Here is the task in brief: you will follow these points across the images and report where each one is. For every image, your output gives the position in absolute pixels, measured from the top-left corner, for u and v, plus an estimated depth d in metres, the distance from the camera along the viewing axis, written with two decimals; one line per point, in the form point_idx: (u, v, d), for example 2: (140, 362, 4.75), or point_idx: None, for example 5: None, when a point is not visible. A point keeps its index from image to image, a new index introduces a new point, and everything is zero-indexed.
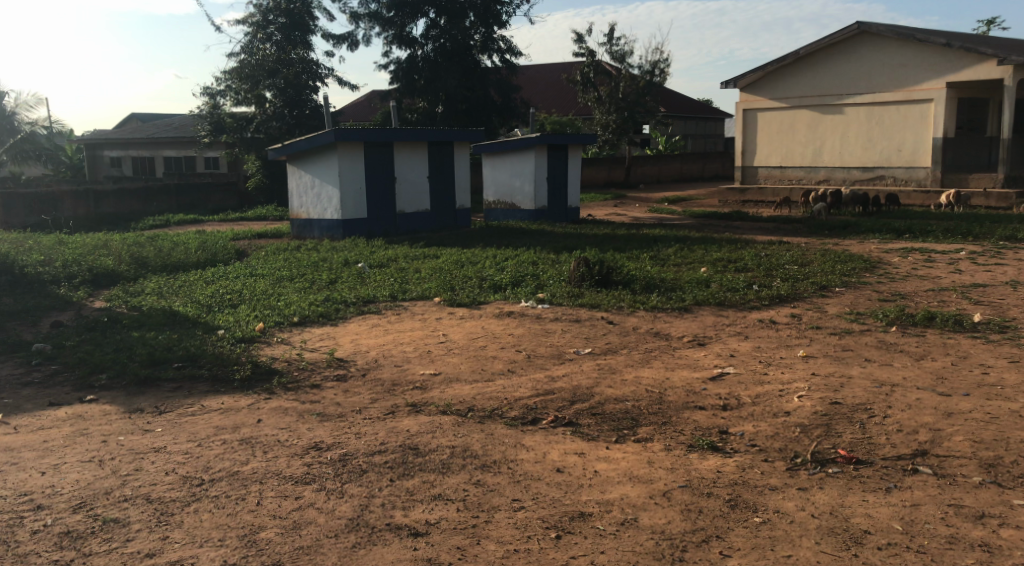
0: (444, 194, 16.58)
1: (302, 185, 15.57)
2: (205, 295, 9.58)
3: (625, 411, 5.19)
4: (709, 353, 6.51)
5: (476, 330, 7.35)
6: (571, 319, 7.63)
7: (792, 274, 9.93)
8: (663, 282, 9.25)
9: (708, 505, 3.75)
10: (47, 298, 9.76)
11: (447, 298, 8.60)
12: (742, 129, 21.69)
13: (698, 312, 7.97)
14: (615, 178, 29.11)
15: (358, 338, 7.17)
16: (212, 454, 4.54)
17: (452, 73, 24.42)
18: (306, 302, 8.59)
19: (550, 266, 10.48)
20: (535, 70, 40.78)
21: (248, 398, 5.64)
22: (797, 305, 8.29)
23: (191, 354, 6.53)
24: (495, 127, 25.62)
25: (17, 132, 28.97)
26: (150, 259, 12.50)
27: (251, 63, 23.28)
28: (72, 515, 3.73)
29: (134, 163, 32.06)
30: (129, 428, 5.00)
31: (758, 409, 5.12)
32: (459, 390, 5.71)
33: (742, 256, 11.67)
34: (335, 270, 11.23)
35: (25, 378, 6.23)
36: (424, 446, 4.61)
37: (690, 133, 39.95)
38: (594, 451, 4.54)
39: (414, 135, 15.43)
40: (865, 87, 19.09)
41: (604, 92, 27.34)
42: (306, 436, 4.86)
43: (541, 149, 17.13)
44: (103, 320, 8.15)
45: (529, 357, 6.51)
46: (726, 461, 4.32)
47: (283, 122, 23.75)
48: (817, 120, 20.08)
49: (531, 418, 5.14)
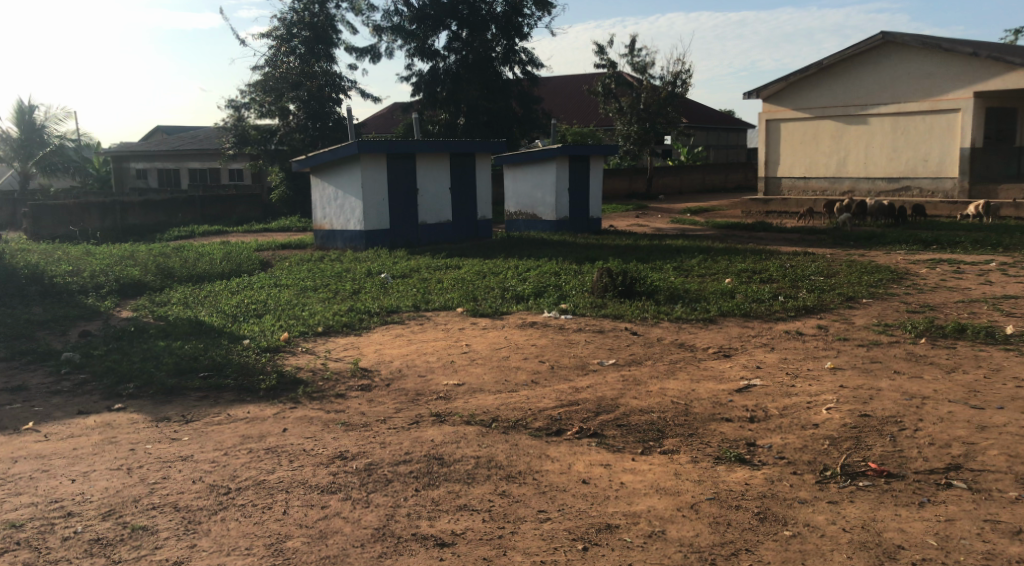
0: (466, 205, 16.62)
1: (326, 197, 15.70)
2: (230, 305, 9.67)
3: (650, 422, 5.16)
4: (735, 364, 6.46)
5: (499, 341, 7.35)
6: (594, 330, 7.60)
7: (818, 285, 9.83)
8: (687, 293, 9.19)
9: (736, 518, 3.69)
10: (75, 308, 9.92)
11: (470, 309, 8.61)
12: (764, 140, 21.56)
13: (723, 323, 7.91)
14: (637, 189, 29.05)
15: (382, 348, 7.19)
16: (239, 463, 4.57)
17: (473, 85, 24.57)
18: (329, 313, 8.64)
19: (572, 277, 10.46)
20: (556, 81, 40.90)
21: (273, 407, 5.68)
22: (823, 316, 8.20)
23: (216, 363, 6.59)
24: (516, 138, 25.71)
25: (47, 146, 29.60)
26: (176, 270, 12.66)
27: (275, 77, 23.54)
28: (102, 522, 3.77)
29: (160, 175, 32.51)
30: (156, 437, 5.05)
31: (785, 422, 5.06)
32: (483, 400, 5.71)
33: (767, 267, 11.57)
34: (358, 281, 11.29)
35: (55, 387, 6.32)
36: (448, 456, 4.60)
37: (713, 144, 39.78)
38: (620, 462, 4.51)
39: (436, 147, 15.51)
40: (890, 97, 18.90)
41: (625, 103, 27.34)
42: (331, 445, 4.87)
43: (562, 160, 17.15)
44: (130, 330, 8.26)
45: (552, 368, 6.49)
46: (754, 473, 4.27)
47: (306, 134, 23.98)
48: (841, 130, 19.91)
49: (555, 429, 5.11)
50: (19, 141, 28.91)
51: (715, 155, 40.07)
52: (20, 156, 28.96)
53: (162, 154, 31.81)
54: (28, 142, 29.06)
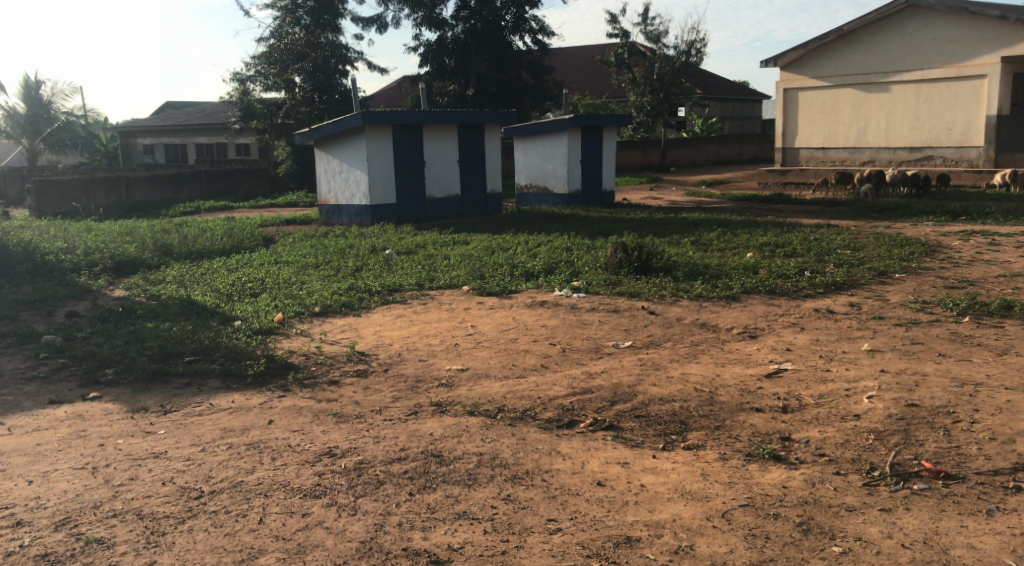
0: (474, 178, 16.07)
1: (330, 170, 15.20)
2: (226, 283, 9.22)
3: (672, 413, 4.67)
4: (763, 347, 5.94)
5: (506, 321, 6.86)
6: (608, 309, 7.09)
7: (845, 259, 9.24)
8: (707, 268, 8.66)
9: (775, 530, 3.21)
10: (66, 287, 9.51)
11: (476, 287, 8.11)
12: (781, 110, 20.71)
13: (747, 301, 7.38)
14: (650, 162, 28.36)
15: (381, 329, 6.74)
16: (216, 461, 4.12)
17: (482, 55, 23.84)
18: (328, 291, 8.17)
19: (584, 252, 9.93)
20: (566, 52, 39.96)
21: (262, 395, 5.22)
22: (854, 293, 7.65)
23: (204, 348, 6.15)
24: (527, 109, 25.04)
25: (55, 121, 29.24)
26: (174, 247, 12.23)
27: (280, 48, 22.94)
28: (52, 534, 3.33)
29: (167, 150, 31.95)
30: (129, 430, 4.61)
31: (822, 413, 4.56)
32: (488, 388, 5.23)
33: (790, 240, 11.00)
34: (362, 257, 10.83)
35: (30, 373, 5.89)
36: (447, 453, 4.14)
37: (727, 115, 38.89)
38: (638, 461, 4.03)
39: (443, 118, 14.92)
40: (914, 63, 18.07)
41: (638, 73, 26.54)
42: (319, 440, 4.41)
43: (574, 131, 16.51)
44: (118, 310, 7.82)
45: (564, 351, 6.00)
46: (791, 473, 3.78)
47: (312, 107, 23.28)
48: (862, 99, 19.07)
49: (566, 421, 4.64)
50: (27, 117, 28.51)
51: (729, 126, 39.19)
52: (28, 132, 28.62)
53: (168, 129, 31.26)
54: (35, 118, 28.67)
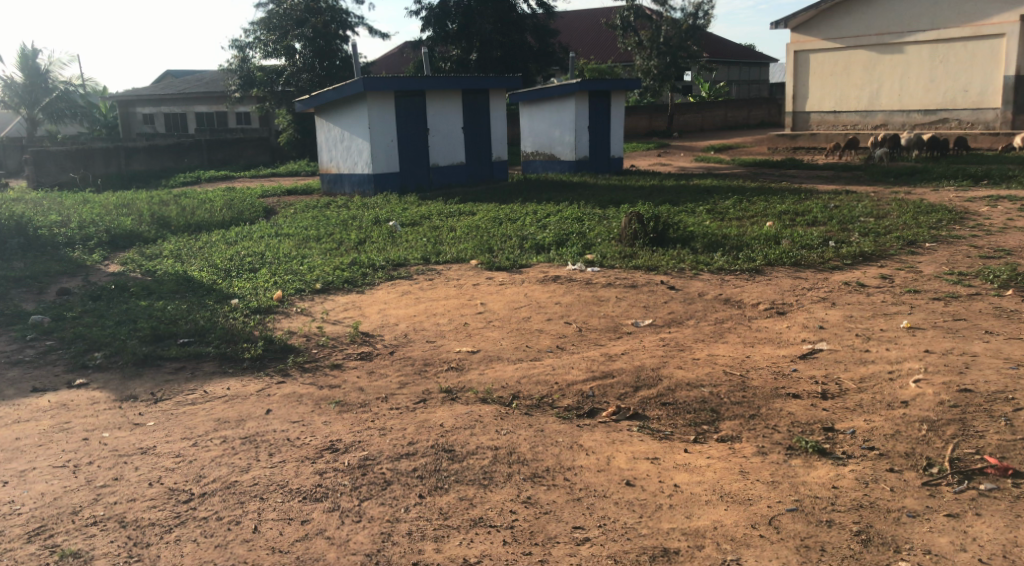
0: (480, 146, 15.58)
1: (332, 138, 14.73)
2: (224, 258, 8.84)
3: (702, 400, 4.31)
4: (793, 324, 5.55)
5: (518, 298, 6.48)
6: (626, 285, 6.70)
7: (870, 227, 8.81)
8: (727, 239, 8.23)
9: (829, 540, 2.89)
10: (59, 263, 9.14)
11: (485, 262, 7.71)
12: (792, 73, 19.88)
13: (772, 274, 6.97)
14: (657, 128, 27.77)
15: (386, 308, 6.36)
16: (208, 458, 3.79)
17: (487, 18, 23.18)
18: (329, 267, 7.78)
19: (596, 223, 9.52)
20: (571, 16, 38.99)
21: (259, 381, 4.88)
22: (884, 264, 7.21)
23: (199, 329, 5.80)
24: (532, 74, 24.39)
25: (53, 91, 28.69)
26: (172, 219, 11.83)
27: (279, 13, 22.26)
28: (25, 546, 3.01)
29: (166, 120, 31.28)
30: (116, 422, 4.27)
31: (866, 399, 4.19)
32: (502, 372, 4.88)
33: (810, 207, 10.56)
34: (365, 229, 10.44)
35: (15, 356, 5.53)
36: (460, 448, 3.79)
37: (734, 79, 38.07)
38: (669, 456, 3.68)
39: (447, 83, 14.39)
40: (930, 22, 17.32)
41: (645, 37, 25.80)
42: (321, 433, 4.07)
43: (581, 96, 15.97)
44: (111, 287, 7.45)
45: (580, 331, 5.64)
46: (841, 472, 3.43)
47: (313, 73, 22.71)
48: (875, 61, 18.32)
49: (587, 409, 4.30)
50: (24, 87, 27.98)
51: (737, 91, 38.40)
52: (26, 102, 28.03)
53: (167, 97, 30.57)
54: (33, 87, 28.13)
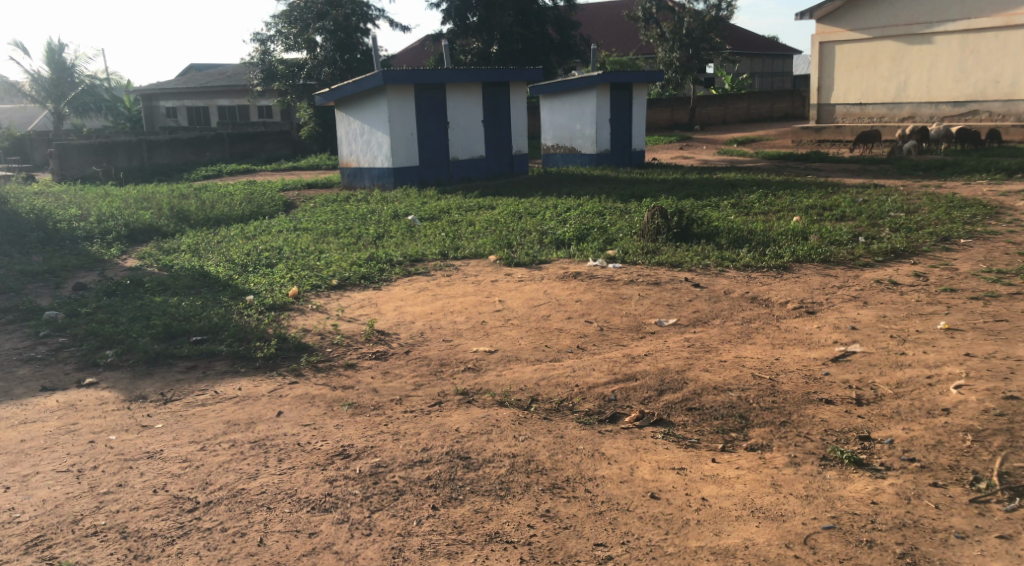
0: (500, 139, 15.39)
1: (351, 132, 14.61)
2: (241, 252, 8.74)
3: (730, 405, 4.11)
4: (824, 325, 5.31)
5: (538, 295, 6.30)
6: (649, 282, 6.49)
7: (901, 222, 8.50)
8: (753, 234, 7.98)
9: (870, 563, 2.72)
10: (77, 257, 9.11)
11: (504, 257, 7.54)
12: (817, 65, 19.37)
13: (800, 272, 6.73)
14: (680, 120, 27.38)
15: (402, 305, 6.21)
16: (216, 464, 3.67)
17: (507, 10, 22.94)
18: (346, 262, 7.64)
19: (618, 218, 9.31)
20: (592, 8, 38.60)
21: (272, 382, 4.75)
22: (917, 261, 6.93)
23: (212, 326, 5.69)
24: (553, 66, 24.13)
25: (78, 85, 28.85)
26: (191, 213, 11.78)
27: (300, 6, 22.16)
28: (22, 558, 2.90)
29: (189, 113, 31.40)
30: (124, 424, 4.17)
31: (904, 406, 3.94)
32: (520, 374, 4.70)
33: (837, 202, 10.26)
34: (384, 223, 10.32)
35: (27, 353, 5.46)
36: (476, 455, 3.64)
37: (757, 71, 37.49)
38: (696, 466, 3.50)
39: (468, 75, 14.20)
40: (960, 12, 16.83)
41: (668, 28, 25.41)
42: (332, 437, 3.93)
43: (603, 88, 15.71)
44: (126, 283, 7.37)
45: (602, 331, 5.45)
46: (879, 485, 3.23)
47: (335, 68, 22.53)
48: (903, 51, 17.83)
49: (608, 415, 4.12)
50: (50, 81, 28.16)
51: (760, 83, 37.81)
52: (52, 96, 28.30)
53: (189, 91, 30.70)
54: (58, 82, 28.30)
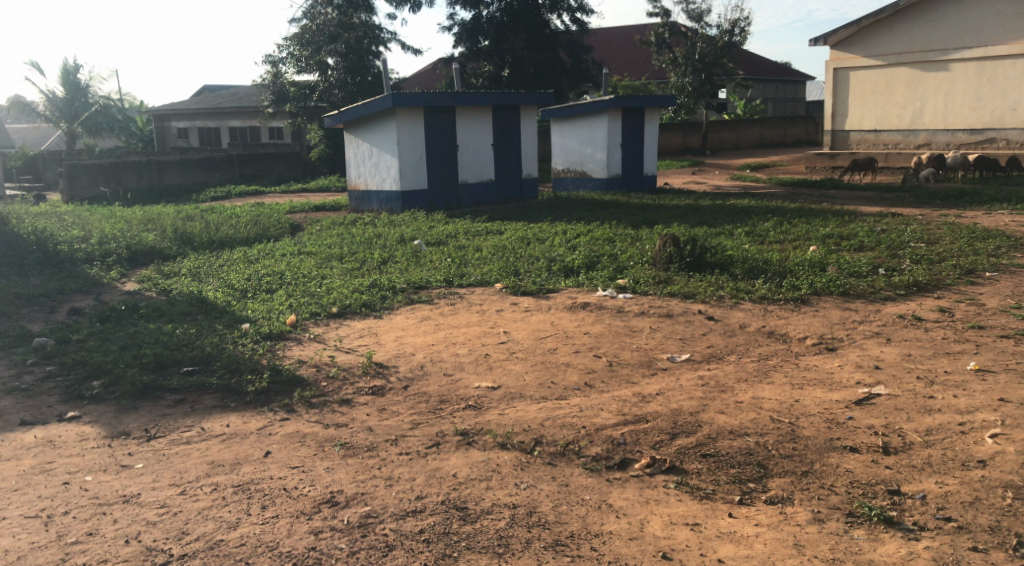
0: (509, 163, 15.23)
1: (360, 154, 14.50)
2: (242, 277, 8.56)
3: (747, 452, 3.84)
4: (845, 363, 5.04)
5: (544, 327, 6.06)
6: (660, 314, 6.24)
7: (921, 254, 8.22)
8: (768, 264, 7.71)
9: None
10: (76, 280, 8.95)
11: (510, 285, 7.31)
12: (831, 91, 19.19)
13: (819, 305, 6.46)
14: (691, 145, 27.22)
15: (403, 335, 5.98)
16: (194, 510, 3.44)
17: (519, 34, 22.96)
18: (348, 289, 7.43)
19: (628, 245, 9.08)
20: (604, 33, 38.71)
21: (262, 418, 4.51)
22: (940, 295, 6.66)
23: (204, 357, 5.48)
24: (564, 91, 24.07)
25: (91, 105, 29.05)
26: (195, 235, 11.64)
27: (312, 29, 22.18)
28: None
29: (201, 134, 31.53)
30: (101, 463, 3.94)
31: (935, 456, 3.63)
32: (524, 413, 4.44)
33: (855, 231, 9.99)
34: (389, 248, 10.12)
35: (11, 383, 5.26)
36: (473, 505, 3.41)
37: (770, 97, 37.37)
38: (712, 522, 3.23)
39: (477, 99, 14.07)
40: (976, 39, 16.64)
41: (679, 54, 25.33)
42: (321, 482, 3.70)
43: (614, 112, 15.55)
44: (120, 308, 7.18)
45: (611, 366, 5.19)
46: (913, 549, 2.95)
47: (346, 90, 22.49)
48: (919, 78, 17.61)
49: (617, 460, 3.86)
50: (64, 101, 28.44)
51: (773, 108, 37.66)
52: (66, 116, 28.49)
53: (202, 112, 30.84)
54: (72, 102, 28.54)
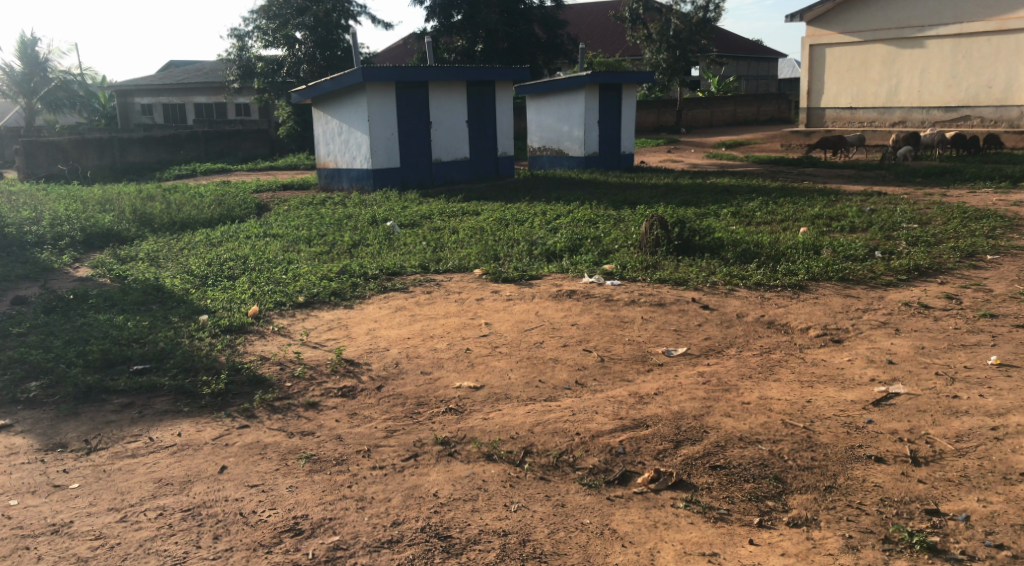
0: (485, 140, 14.69)
1: (329, 131, 13.86)
2: (203, 262, 7.98)
3: (760, 463, 3.49)
4: (855, 358, 4.68)
5: (528, 318, 5.62)
6: (652, 303, 5.83)
7: (916, 235, 7.91)
8: (761, 245, 7.32)
9: None
10: (23, 265, 8.29)
11: (490, 272, 6.86)
12: (806, 68, 18.91)
13: (818, 292, 6.11)
14: (666, 123, 26.83)
15: (376, 328, 5.50)
16: (134, 542, 2.96)
17: (493, 8, 22.26)
18: (316, 275, 6.91)
19: (612, 227, 8.67)
20: (578, 9, 38.01)
21: (218, 426, 4.02)
22: (944, 281, 6.33)
23: (158, 353, 4.95)
24: (539, 67, 23.48)
25: (51, 81, 27.73)
26: (155, 216, 10.98)
27: (279, 1, 21.30)
28: None
29: (164, 110, 30.39)
30: (30, 483, 3.42)
31: (971, 467, 3.34)
32: (510, 417, 4.01)
33: (845, 211, 9.67)
34: (361, 230, 9.60)
35: None
36: (458, 533, 3.02)
37: (744, 74, 37.06)
38: (731, 551, 2.91)
39: (452, 74, 13.50)
40: (953, 15, 16.35)
41: (654, 30, 24.81)
42: (283, 505, 3.23)
43: (592, 88, 15.05)
44: (67, 297, 6.56)
45: (602, 362, 4.77)
46: None
47: (314, 65, 21.73)
48: (894, 55, 17.32)
49: (617, 474, 3.48)
50: (23, 76, 27.01)
51: (747, 86, 37.37)
52: (24, 92, 27.19)
53: (165, 88, 29.70)
54: (31, 76, 27.17)
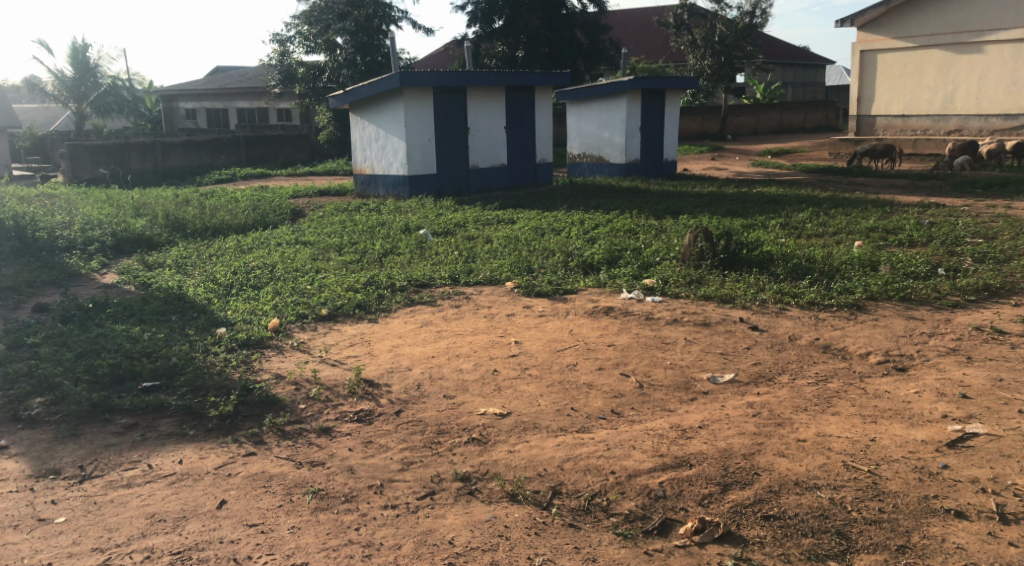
0: (523, 146, 14.35)
1: (366, 137, 13.67)
2: (229, 270, 7.75)
3: (821, 513, 3.08)
4: (923, 390, 4.20)
5: (562, 336, 5.25)
6: (695, 322, 5.41)
7: (983, 251, 7.33)
8: (814, 261, 6.83)
9: None
10: (51, 271, 8.20)
11: (523, 285, 6.50)
12: (856, 75, 18.14)
13: (878, 313, 5.61)
14: (709, 129, 26.21)
15: (399, 345, 5.18)
16: None
17: (534, 13, 21.95)
18: (341, 286, 6.62)
19: (653, 238, 8.26)
20: (620, 15, 37.55)
21: (223, 453, 3.73)
22: (1019, 303, 5.78)
23: (169, 369, 4.70)
24: (581, 73, 23.09)
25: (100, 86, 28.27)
26: (188, 222, 10.88)
27: (320, 6, 21.34)
28: None
29: (208, 115, 30.75)
30: (15, 516, 3.17)
31: None
32: (539, 450, 3.64)
33: (902, 223, 9.10)
34: (393, 238, 9.33)
35: None
36: None
37: (790, 81, 36.20)
38: None
39: (491, 79, 13.21)
40: (1014, 19, 15.48)
41: (699, 35, 24.18)
42: (283, 549, 2.93)
43: (634, 94, 14.62)
44: (88, 305, 6.38)
45: (642, 389, 4.37)
46: None
47: (354, 70, 21.44)
48: (951, 61, 16.51)
49: (657, 523, 3.10)
50: (73, 81, 27.56)
51: (793, 93, 36.48)
52: (74, 96, 27.72)
53: (209, 93, 30.06)
54: (81, 82, 27.73)
